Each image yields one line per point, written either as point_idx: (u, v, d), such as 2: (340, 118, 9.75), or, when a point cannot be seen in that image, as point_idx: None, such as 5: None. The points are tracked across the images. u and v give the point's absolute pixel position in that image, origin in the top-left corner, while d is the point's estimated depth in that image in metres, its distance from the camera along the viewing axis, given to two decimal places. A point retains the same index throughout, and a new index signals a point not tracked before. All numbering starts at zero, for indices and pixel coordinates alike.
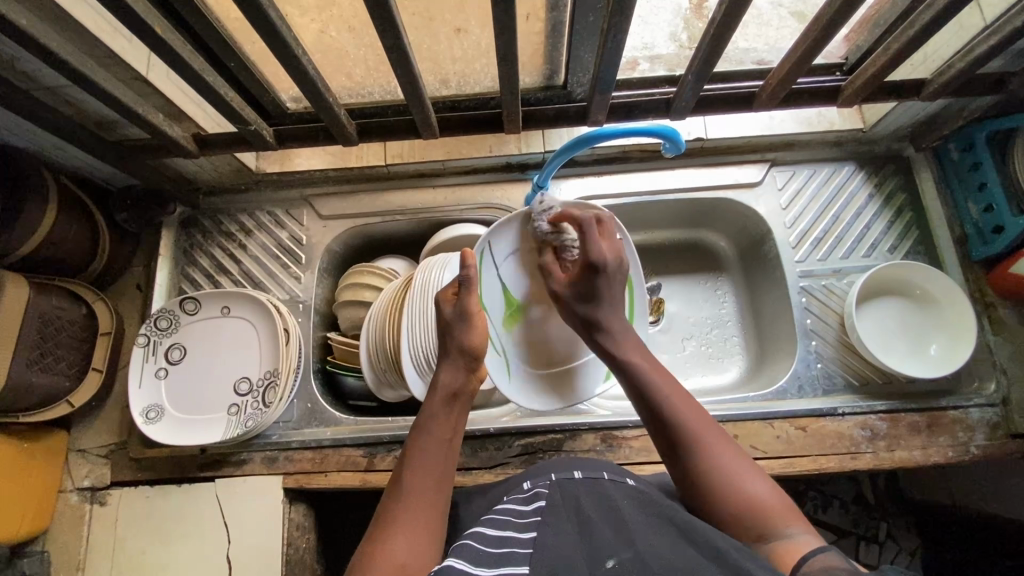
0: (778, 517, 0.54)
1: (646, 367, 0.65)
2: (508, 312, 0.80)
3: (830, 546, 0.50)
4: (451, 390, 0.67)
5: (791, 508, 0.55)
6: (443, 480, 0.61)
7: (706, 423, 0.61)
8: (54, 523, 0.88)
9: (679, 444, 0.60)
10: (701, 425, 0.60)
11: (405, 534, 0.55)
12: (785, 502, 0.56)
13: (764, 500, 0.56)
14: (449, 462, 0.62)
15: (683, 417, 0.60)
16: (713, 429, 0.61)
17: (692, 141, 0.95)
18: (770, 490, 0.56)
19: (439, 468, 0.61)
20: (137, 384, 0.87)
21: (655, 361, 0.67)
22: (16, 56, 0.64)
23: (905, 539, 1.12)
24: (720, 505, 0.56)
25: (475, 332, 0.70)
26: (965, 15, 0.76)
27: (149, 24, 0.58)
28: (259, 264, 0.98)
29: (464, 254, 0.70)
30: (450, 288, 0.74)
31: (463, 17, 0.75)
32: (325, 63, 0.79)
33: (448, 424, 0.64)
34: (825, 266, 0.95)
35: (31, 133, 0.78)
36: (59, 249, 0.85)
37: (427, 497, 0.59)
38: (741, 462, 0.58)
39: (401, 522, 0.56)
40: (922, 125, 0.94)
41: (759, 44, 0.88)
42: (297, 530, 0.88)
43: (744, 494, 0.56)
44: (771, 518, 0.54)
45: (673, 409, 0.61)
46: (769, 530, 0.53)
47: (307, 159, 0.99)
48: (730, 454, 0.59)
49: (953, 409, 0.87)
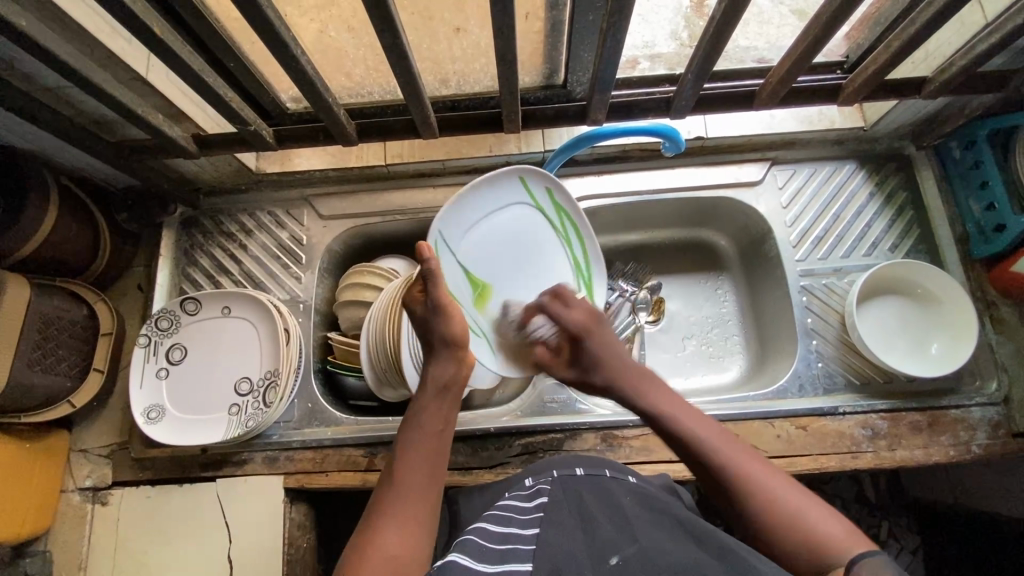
0: (839, 543, 0.53)
1: (685, 413, 0.68)
2: (477, 293, 0.73)
3: (880, 556, 0.51)
4: (442, 381, 0.66)
5: (851, 534, 0.54)
6: (434, 471, 0.63)
7: (752, 458, 0.62)
8: (56, 523, 0.88)
9: (728, 482, 0.61)
10: (745, 459, 0.62)
11: (397, 524, 0.57)
12: (843, 528, 0.55)
13: (821, 526, 0.55)
14: (439, 453, 0.64)
15: (726, 455, 0.62)
16: (760, 462, 0.62)
17: (692, 140, 0.95)
18: (826, 516, 0.56)
19: (430, 458, 0.63)
20: (138, 384, 0.88)
21: (689, 407, 0.69)
22: (15, 58, 0.64)
23: (906, 538, 1.12)
24: (781, 537, 0.56)
25: (454, 321, 0.65)
26: (966, 13, 0.76)
27: (149, 25, 0.58)
28: (259, 264, 0.98)
29: (418, 248, 0.63)
30: (414, 284, 0.68)
31: (463, 16, 0.76)
32: (324, 63, 0.79)
33: (439, 417, 0.66)
34: (826, 265, 0.94)
35: (31, 134, 0.79)
36: (60, 250, 0.85)
37: (419, 489, 0.61)
38: (792, 490, 0.59)
39: (393, 513, 0.58)
40: (923, 124, 0.93)
41: (759, 43, 0.88)
42: (298, 530, 0.88)
43: (798, 522, 0.56)
44: (830, 545, 0.54)
45: (716, 449, 0.63)
46: (832, 557, 0.53)
47: (307, 159, 0.98)
48: (779, 482, 0.60)
49: (954, 409, 0.86)
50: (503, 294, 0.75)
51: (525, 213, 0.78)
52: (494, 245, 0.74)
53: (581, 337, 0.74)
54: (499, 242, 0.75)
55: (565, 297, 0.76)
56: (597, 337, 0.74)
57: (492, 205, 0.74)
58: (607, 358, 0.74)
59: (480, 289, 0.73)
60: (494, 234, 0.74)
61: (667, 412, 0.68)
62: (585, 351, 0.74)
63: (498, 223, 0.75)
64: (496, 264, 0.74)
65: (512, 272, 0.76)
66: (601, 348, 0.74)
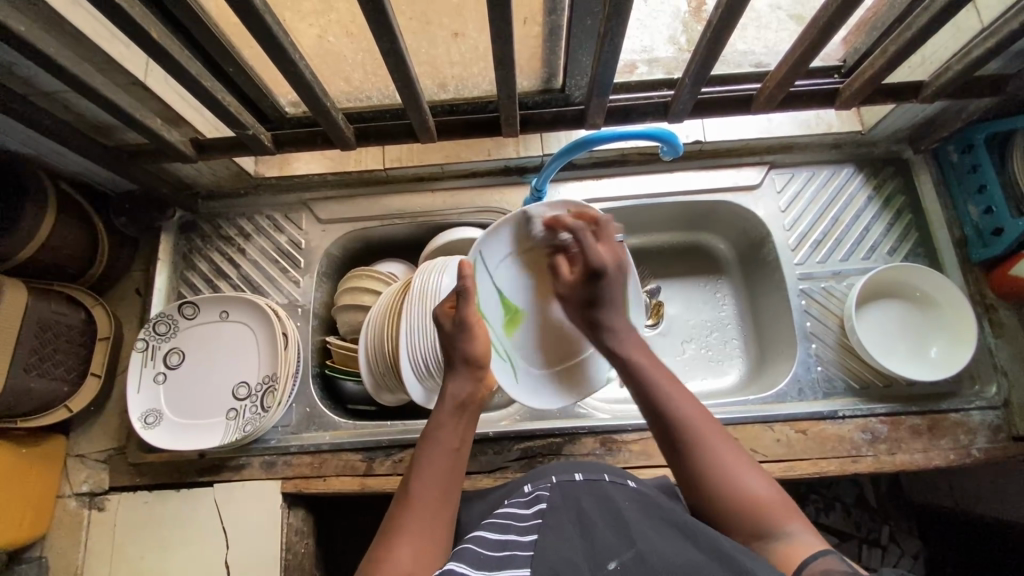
0: (771, 512, 0.55)
1: (649, 364, 0.67)
2: (507, 318, 0.79)
3: (831, 550, 0.51)
4: (459, 399, 0.66)
5: (786, 506, 0.56)
6: (449, 490, 0.60)
7: (703, 415, 0.62)
8: (52, 529, 0.88)
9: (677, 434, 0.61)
10: (697, 415, 0.62)
11: (414, 541, 0.55)
12: (780, 497, 0.57)
13: (757, 494, 0.57)
14: (456, 473, 0.62)
15: (681, 408, 0.62)
16: (709, 420, 0.62)
17: (690, 144, 0.95)
18: (762, 483, 0.57)
19: (447, 477, 0.61)
20: (135, 388, 0.87)
21: (655, 358, 0.68)
22: (13, 62, 0.64)
23: (908, 542, 1.11)
24: (711, 493, 0.57)
25: (476, 341, 0.69)
26: (961, 18, 0.76)
27: (146, 29, 0.58)
28: (258, 269, 0.98)
29: (460, 263, 0.69)
30: (449, 300, 0.72)
31: (461, 21, 0.77)
32: (322, 68, 0.79)
33: (456, 434, 0.64)
34: (824, 268, 0.94)
35: (29, 139, 0.79)
36: (58, 254, 0.85)
37: (434, 505, 0.59)
38: (734, 453, 0.59)
39: (409, 531, 0.56)
40: (921, 128, 0.93)
41: (756, 46, 0.89)
42: (296, 535, 0.88)
43: (734, 484, 0.57)
44: (763, 513, 0.55)
45: (672, 401, 0.63)
46: (762, 527, 0.55)
47: (306, 163, 0.98)
48: (724, 444, 0.60)
49: (954, 412, 0.86)
50: (530, 323, 0.82)
51: None
52: (525, 274, 0.80)
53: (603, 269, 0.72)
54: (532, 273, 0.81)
55: (603, 236, 0.75)
56: (615, 274, 0.73)
57: (535, 239, 0.79)
58: (614, 300, 0.73)
59: (511, 315, 0.80)
60: (528, 266, 0.80)
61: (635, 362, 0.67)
62: (602, 282, 0.72)
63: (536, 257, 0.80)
64: (529, 294, 0.81)
65: (544, 300, 0.82)
66: (613, 283, 0.73)
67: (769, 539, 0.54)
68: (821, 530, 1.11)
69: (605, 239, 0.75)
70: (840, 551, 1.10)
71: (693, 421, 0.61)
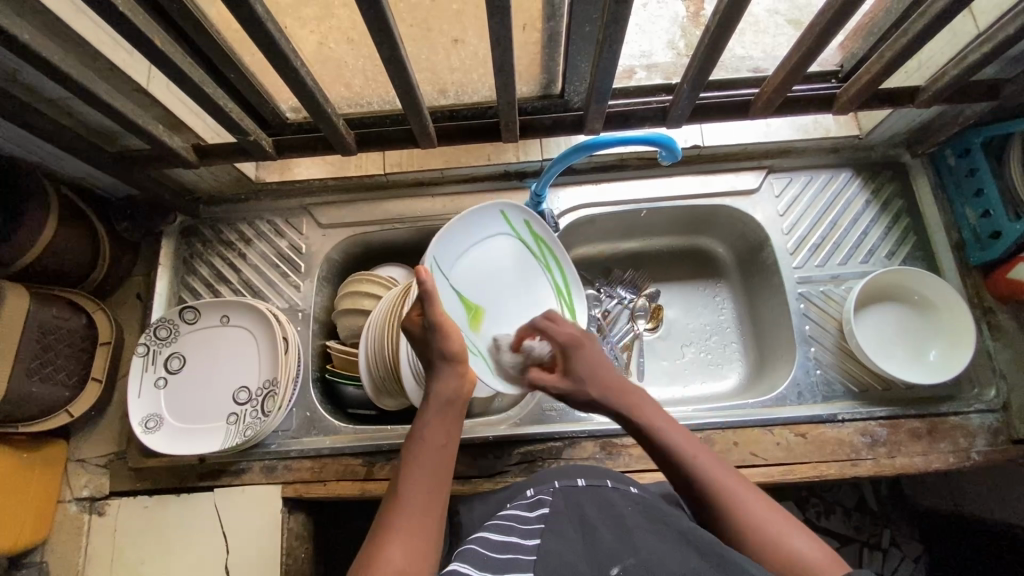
0: (822, 572, 0.52)
1: (670, 428, 0.66)
2: (471, 317, 0.78)
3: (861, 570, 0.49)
4: (445, 397, 0.66)
5: (835, 565, 0.53)
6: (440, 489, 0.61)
7: (737, 480, 0.61)
8: (52, 534, 0.88)
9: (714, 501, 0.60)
10: (730, 479, 0.61)
11: (403, 542, 0.54)
12: (829, 558, 0.54)
13: (806, 556, 0.54)
14: (445, 472, 0.62)
15: (711, 474, 0.61)
16: (744, 483, 0.61)
17: (689, 148, 0.96)
18: (811, 544, 0.55)
19: (435, 477, 0.61)
20: (136, 393, 0.88)
21: (674, 424, 0.68)
22: (17, 68, 0.65)
23: (908, 546, 1.12)
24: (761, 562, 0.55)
25: (453, 338, 0.67)
26: (957, 23, 0.77)
27: (150, 36, 0.58)
28: (259, 273, 0.98)
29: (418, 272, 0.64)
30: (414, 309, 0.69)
31: (461, 28, 0.78)
32: (323, 74, 0.80)
33: (442, 431, 0.64)
34: (823, 272, 0.95)
35: (32, 144, 0.79)
36: (60, 260, 0.86)
37: (423, 505, 0.58)
38: (777, 514, 0.57)
39: (400, 531, 0.56)
40: (918, 132, 0.94)
41: (754, 52, 0.90)
42: (296, 540, 0.88)
43: (779, 546, 0.55)
44: (813, 574, 0.52)
45: (704, 466, 0.62)
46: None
47: (306, 168, 0.99)
48: (764, 506, 0.58)
49: (953, 416, 0.86)
50: (493, 318, 0.81)
51: (506, 242, 0.85)
52: (479, 272, 0.81)
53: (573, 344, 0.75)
54: (483, 269, 0.82)
55: (556, 324, 0.77)
56: (586, 354, 0.74)
57: (476, 239, 0.81)
58: (596, 370, 0.73)
59: (474, 311, 0.79)
60: (480, 264, 0.81)
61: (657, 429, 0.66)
62: (576, 360, 0.74)
63: (480, 255, 0.82)
64: (486, 291, 0.82)
65: (498, 295, 0.83)
66: (587, 356, 0.74)
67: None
68: (822, 534, 1.11)
69: (561, 325, 0.77)
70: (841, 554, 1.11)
71: (729, 485, 0.60)
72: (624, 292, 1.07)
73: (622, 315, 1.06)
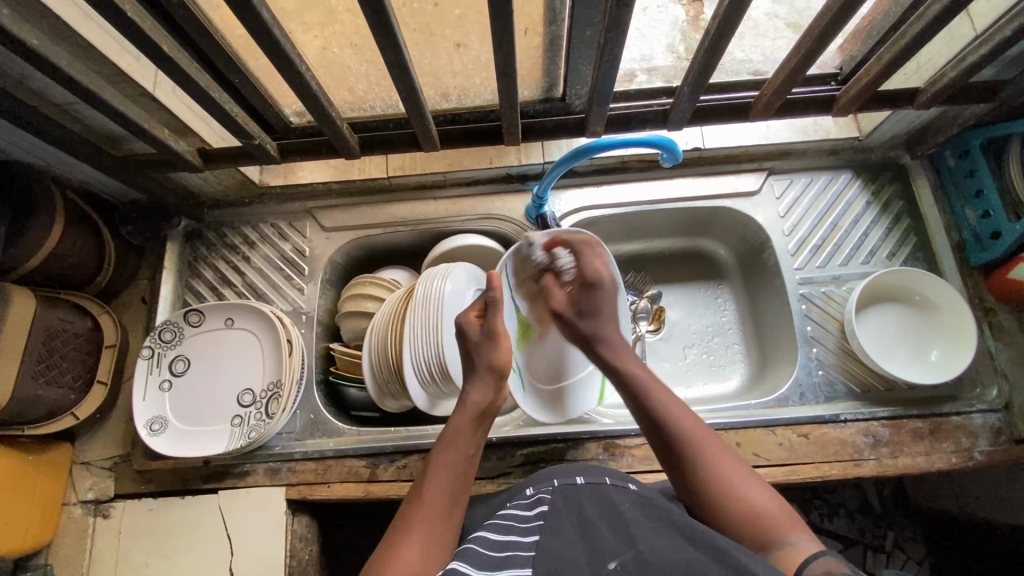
0: (772, 522, 0.59)
1: (649, 380, 0.71)
2: (520, 332, 0.88)
3: (827, 551, 0.55)
4: (479, 408, 0.69)
5: (786, 516, 0.59)
6: (460, 495, 0.63)
7: (706, 433, 0.66)
8: (57, 537, 0.88)
9: (681, 450, 0.65)
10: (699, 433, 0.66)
11: (422, 540, 0.56)
12: (782, 509, 0.59)
13: (760, 506, 0.60)
14: (467, 479, 0.64)
15: (682, 424, 0.66)
16: (711, 436, 0.66)
17: (690, 151, 0.96)
18: (766, 496, 0.60)
19: (457, 482, 0.63)
20: (141, 396, 0.88)
21: (654, 376, 0.72)
22: (25, 73, 0.65)
23: (912, 548, 1.12)
24: (716, 509, 0.61)
25: (501, 350, 0.71)
26: (955, 25, 0.77)
27: (157, 42, 0.59)
28: (263, 276, 0.99)
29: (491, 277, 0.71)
30: (472, 309, 0.74)
31: (463, 32, 0.78)
32: (327, 78, 0.81)
33: (472, 441, 0.66)
34: (824, 273, 0.95)
35: (38, 149, 0.80)
36: (65, 263, 0.86)
37: (443, 507, 0.61)
38: (737, 468, 0.62)
39: (418, 531, 0.57)
40: (917, 133, 0.95)
41: (754, 55, 0.91)
42: (299, 542, 0.88)
43: (737, 497, 0.60)
44: (765, 525, 0.58)
45: (674, 418, 0.67)
46: (766, 535, 0.58)
47: (310, 172, 1.00)
48: (728, 461, 0.63)
49: (955, 416, 0.87)
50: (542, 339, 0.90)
51: None
52: None
53: (598, 282, 0.78)
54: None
55: (598, 258, 0.80)
56: (608, 294, 0.78)
57: None
58: (608, 314, 0.78)
59: (525, 329, 0.88)
60: None
61: (638, 379, 0.71)
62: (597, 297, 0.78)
63: None
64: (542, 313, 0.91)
65: None
66: (607, 297, 0.78)
67: (772, 548, 0.57)
68: (826, 536, 1.11)
69: (596, 255, 0.80)
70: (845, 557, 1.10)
71: (697, 438, 0.65)
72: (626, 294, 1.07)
73: None
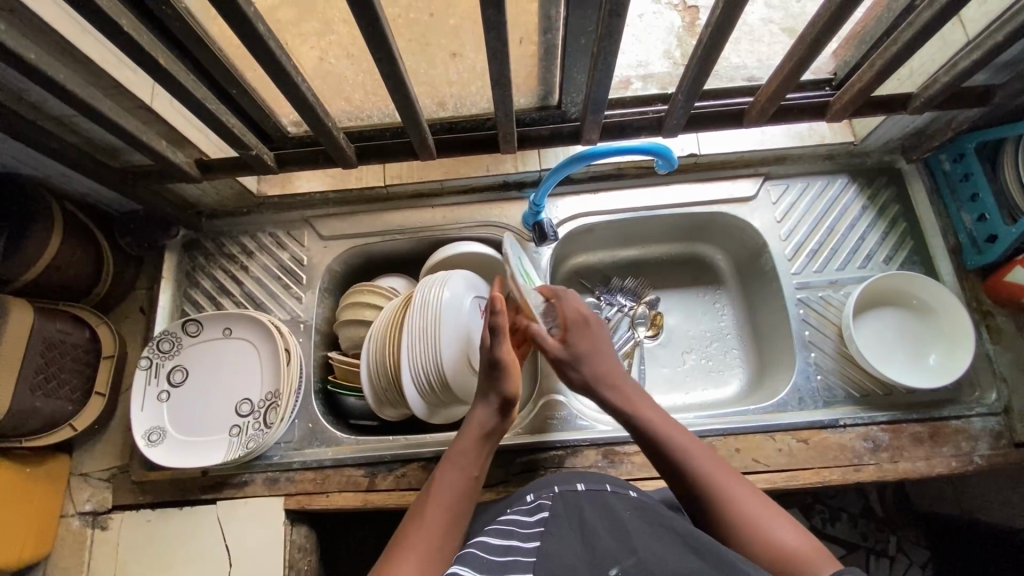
0: (812, 563, 0.56)
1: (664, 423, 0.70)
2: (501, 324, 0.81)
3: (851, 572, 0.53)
4: (484, 427, 0.69)
5: (819, 553, 0.57)
6: (458, 514, 0.63)
7: (732, 477, 0.65)
8: (55, 549, 0.88)
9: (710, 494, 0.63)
10: (725, 479, 0.64)
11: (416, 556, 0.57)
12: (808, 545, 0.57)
13: (789, 544, 0.58)
14: (464, 504, 0.64)
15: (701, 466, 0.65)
16: (737, 479, 0.64)
17: (685, 157, 0.96)
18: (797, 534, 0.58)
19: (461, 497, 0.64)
20: (139, 406, 0.88)
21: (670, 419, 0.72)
22: (23, 87, 0.66)
23: (915, 552, 1.11)
24: (753, 553, 0.58)
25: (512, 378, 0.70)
26: (947, 31, 0.78)
27: (154, 55, 0.59)
28: (261, 286, 0.99)
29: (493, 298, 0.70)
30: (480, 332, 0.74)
31: (458, 42, 0.80)
32: (324, 88, 0.81)
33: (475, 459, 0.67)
34: (821, 277, 0.95)
35: (37, 161, 0.80)
36: (63, 275, 0.87)
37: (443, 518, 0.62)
38: (766, 507, 0.61)
39: (415, 547, 0.58)
40: (912, 138, 0.95)
41: (749, 60, 0.92)
42: (298, 553, 0.88)
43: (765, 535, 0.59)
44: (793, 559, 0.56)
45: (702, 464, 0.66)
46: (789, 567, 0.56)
47: (308, 181, 1.01)
48: (755, 500, 0.62)
49: (955, 419, 0.86)
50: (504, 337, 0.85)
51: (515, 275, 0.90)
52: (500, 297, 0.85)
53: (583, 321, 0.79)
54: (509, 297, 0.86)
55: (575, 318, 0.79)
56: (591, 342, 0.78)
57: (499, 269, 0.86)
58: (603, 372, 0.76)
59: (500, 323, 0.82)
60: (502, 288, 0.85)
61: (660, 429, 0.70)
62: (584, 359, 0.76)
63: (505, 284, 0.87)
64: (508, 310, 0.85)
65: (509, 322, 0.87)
66: (592, 337, 0.78)
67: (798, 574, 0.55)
68: (828, 542, 1.11)
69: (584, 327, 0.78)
70: (848, 562, 1.10)
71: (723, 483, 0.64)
72: (624, 300, 1.07)
73: (622, 323, 1.06)
